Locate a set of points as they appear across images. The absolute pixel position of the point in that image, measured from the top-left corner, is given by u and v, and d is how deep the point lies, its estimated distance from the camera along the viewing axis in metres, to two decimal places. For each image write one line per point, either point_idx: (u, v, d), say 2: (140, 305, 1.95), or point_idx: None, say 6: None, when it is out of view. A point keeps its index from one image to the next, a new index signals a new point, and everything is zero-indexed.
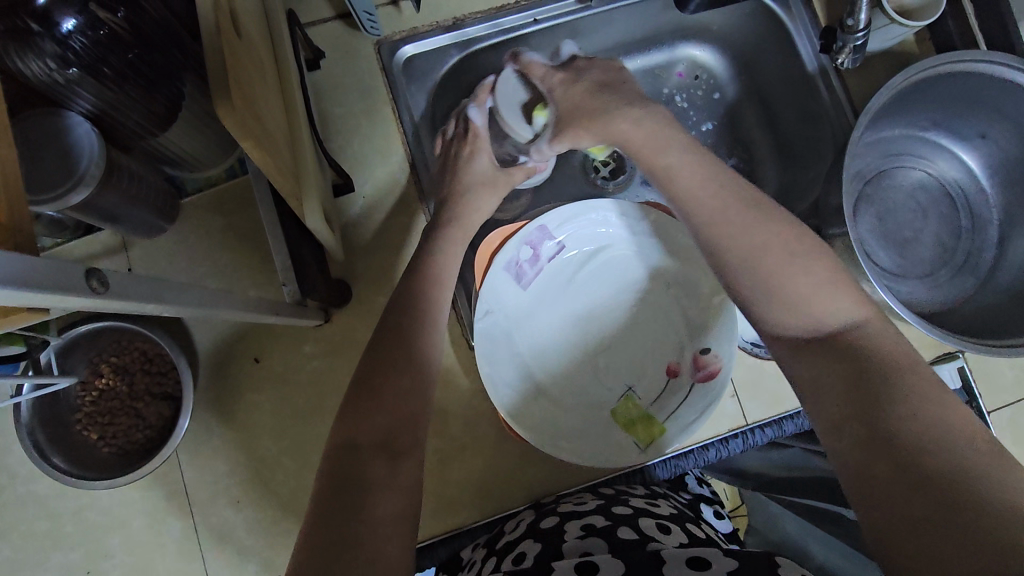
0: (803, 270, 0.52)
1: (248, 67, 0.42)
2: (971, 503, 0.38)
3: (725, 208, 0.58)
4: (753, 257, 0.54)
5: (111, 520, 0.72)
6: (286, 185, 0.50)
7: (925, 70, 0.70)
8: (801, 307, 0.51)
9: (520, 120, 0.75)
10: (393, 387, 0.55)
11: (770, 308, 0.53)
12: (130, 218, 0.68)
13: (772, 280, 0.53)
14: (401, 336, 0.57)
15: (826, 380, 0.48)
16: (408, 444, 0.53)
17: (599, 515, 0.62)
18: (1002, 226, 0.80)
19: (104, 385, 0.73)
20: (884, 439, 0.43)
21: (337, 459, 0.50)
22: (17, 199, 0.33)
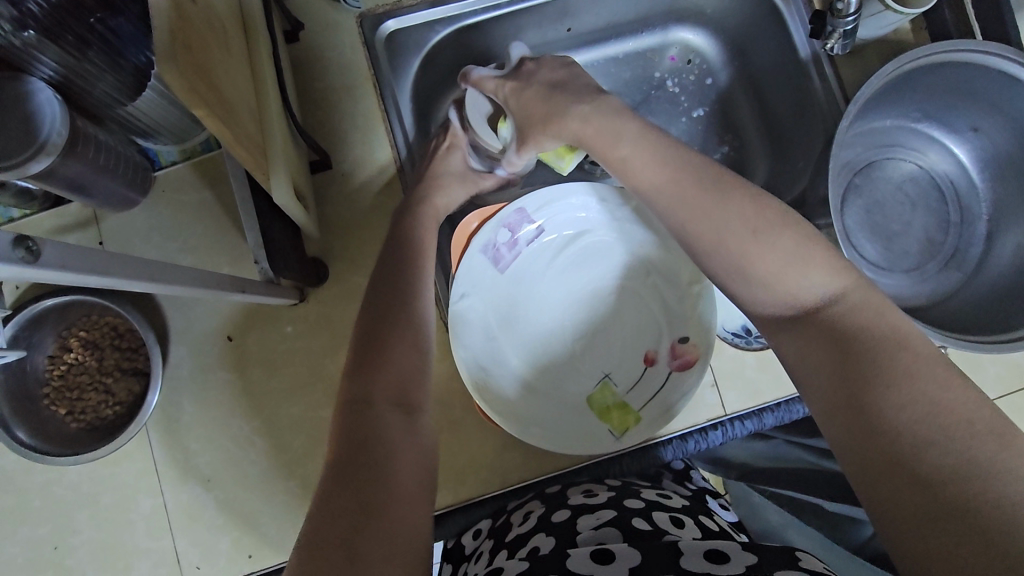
0: (782, 266, 0.50)
1: (205, 33, 0.40)
2: (986, 496, 0.37)
3: (695, 195, 0.55)
4: (730, 242, 0.53)
5: (79, 497, 0.71)
6: (249, 158, 0.48)
7: (917, 59, 0.68)
8: (783, 297, 0.51)
9: (486, 132, 0.75)
10: (395, 347, 0.56)
11: (755, 295, 0.52)
12: (97, 190, 0.66)
13: (749, 268, 0.52)
14: (394, 302, 0.59)
15: (818, 366, 0.47)
16: (416, 404, 0.54)
17: (612, 510, 0.60)
18: (991, 221, 0.79)
19: (73, 359, 0.72)
20: (875, 411, 0.43)
21: (347, 419, 0.50)
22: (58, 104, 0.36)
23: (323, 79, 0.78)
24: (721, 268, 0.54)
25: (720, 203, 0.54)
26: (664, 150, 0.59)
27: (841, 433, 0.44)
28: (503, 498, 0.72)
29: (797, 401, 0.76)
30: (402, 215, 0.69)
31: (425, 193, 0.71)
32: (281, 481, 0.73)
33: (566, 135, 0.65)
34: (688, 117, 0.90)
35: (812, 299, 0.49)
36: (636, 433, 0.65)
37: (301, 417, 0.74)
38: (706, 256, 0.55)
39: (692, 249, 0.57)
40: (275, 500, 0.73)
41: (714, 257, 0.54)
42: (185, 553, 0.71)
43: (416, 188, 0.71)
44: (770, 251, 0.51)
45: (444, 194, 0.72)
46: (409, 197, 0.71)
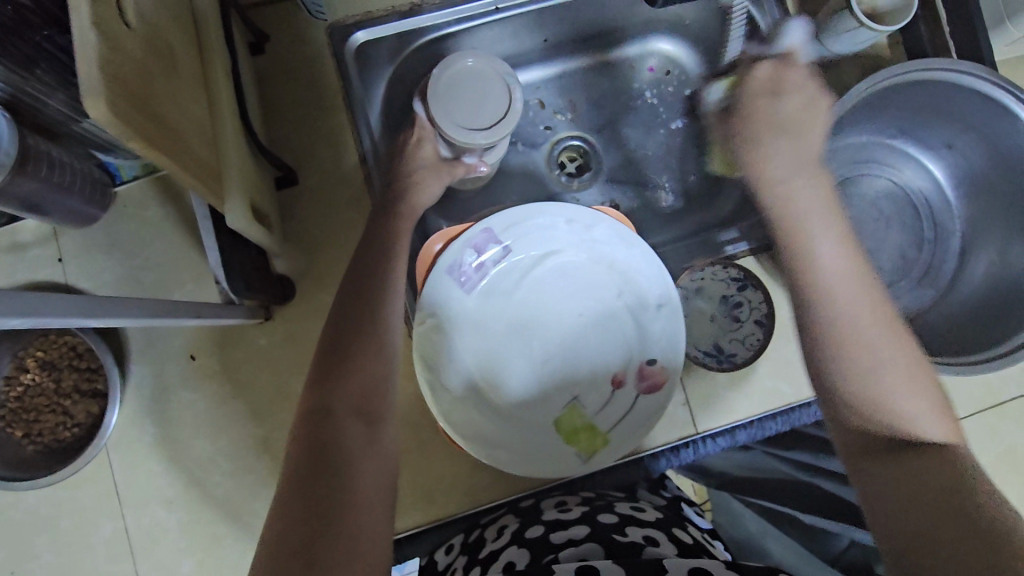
0: (907, 385, 0.47)
1: (147, 63, 0.39)
2: (970, 505, 0.40)
3: (869, 304, 0.51)
4: (874, 357, 0.48)
5: (36, 520, 0.70)
6: (201, 185, 0.47)
7: (889, 79, 0.68)
8: (894, 413, 0.46)
9: (459, 125, 0.67)
10: (357, 356, 0.54)
11: (848, 369, 0.48)
12: (53, 208, 0.64)
13: (871, 350, 0.48)
14: (362, 306, 0.58)
15: (872, 446, 0.46)
16: (379, 413, 0.52)
17: (585, 526, 0.59)
18: (964, 239, 0.78)
19: (31, 380, 0.71)
20: (966, 519, 0.39)
21: (309, 427, 0.50)
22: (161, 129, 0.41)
23: (291, 91, 0.76)
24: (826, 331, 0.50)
25: (889, 327, 0.50)
26: (850, 254, 0.55)
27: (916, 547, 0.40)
28: (476, 516, 0.71)
29: (770, 418, 0.76)
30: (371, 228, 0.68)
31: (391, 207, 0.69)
32: (247, 501, 0.71)
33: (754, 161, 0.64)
34: (666, 129, 0.88)
35: (918, 423, 0.45)
36: (604, 456, 0.65)
37: (267, 438, 0.72)
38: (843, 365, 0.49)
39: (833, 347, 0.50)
40: (240, 520, 0.71)
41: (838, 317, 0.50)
42: None
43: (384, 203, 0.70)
44: (905, 374, 0.47)
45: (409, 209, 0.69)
46: (382, 209, 0.69)
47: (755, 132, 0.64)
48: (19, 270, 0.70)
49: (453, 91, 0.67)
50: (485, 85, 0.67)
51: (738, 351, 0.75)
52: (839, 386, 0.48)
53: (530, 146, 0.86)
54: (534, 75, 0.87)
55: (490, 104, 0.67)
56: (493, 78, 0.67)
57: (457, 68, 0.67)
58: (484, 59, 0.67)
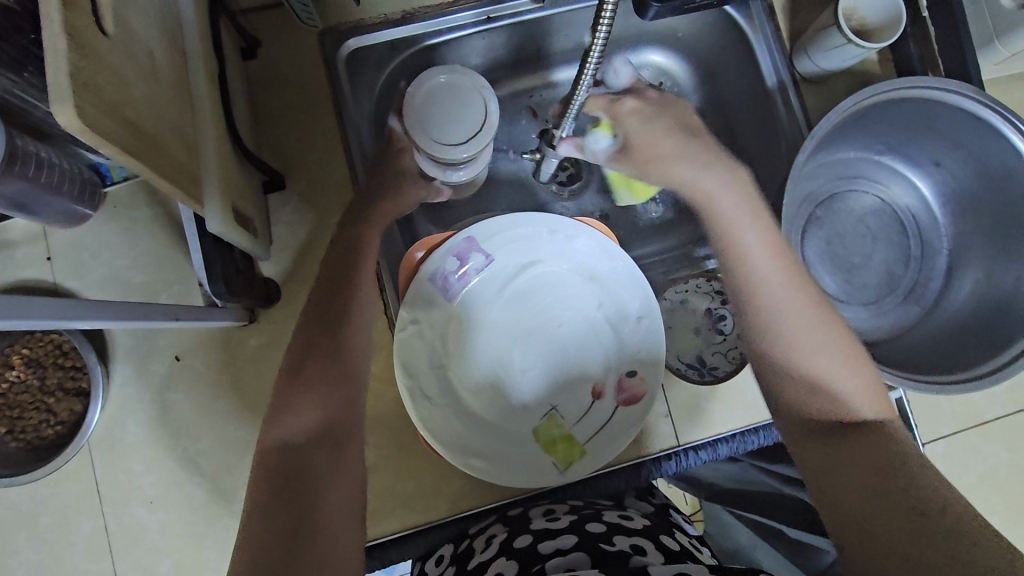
0: (843, 371, 0.58)
1: (123, 69, 0.40)
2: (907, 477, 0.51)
3: (799, 300, 0.61)
4: (811, 351, 0.59)
5: (17, 516, 0.70)
6: (179, 189, 0.48)
7: (876, 96, 0.68)
8: (836, 399, 0.57)
9: (433, 139, 0.67)
10: (321, 387, 0.60)
11: (793, 367, 0.59)
12: (42, 207, 0.65)
13: (810, 348, 0.59)
14: (325, 332, 0.63)
15: (819, 432, 0.56)
16: (340, 437, 0.59)
17: (573, 535, 0.59)
18: (952, 257, 0.78)
19: (16, 377, 0.71)
20: (895, 487, 0.51)
21: (277, 454, 0.56)
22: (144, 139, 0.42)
23: (282, 95, 0.77)
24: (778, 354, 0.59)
25: (819, 317, 0.60)
26: (773, 242, 0.64)
27: (856, 537, 0.50)
28: (457, 522, 0.71)
29: (753, 431, 0.74)
30: (353, 231, 0.69)
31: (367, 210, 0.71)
32: (227, 502, 0.72)
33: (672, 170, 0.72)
34: None
35: (857, 407, 0.56)
36: (581, 467, 0.63)
37: (248, 439, 0.73)
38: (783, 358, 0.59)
39: (771, 343, 0.60)
40: (220, 520, 0.71)
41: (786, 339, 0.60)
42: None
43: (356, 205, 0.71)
44: (840, 360, 0.58)
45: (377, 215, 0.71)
46: (360, 212, 0.70)
47: (667, 145, 0.73)
48: (7, 268, 0.71)
49: (432, 107, 0.67)
50: (460, 99, 0.67)
51: (720, 364, 0.77)
52: (785, 378, 0.59)
53: (521, 154, 0.87)
54: (525, 83, 0.87)
55: (466, 117, 0.67)
56: (468, 93, 0.67)
57: (430, 83, 0.67)
58: (460, 74, 0.68)
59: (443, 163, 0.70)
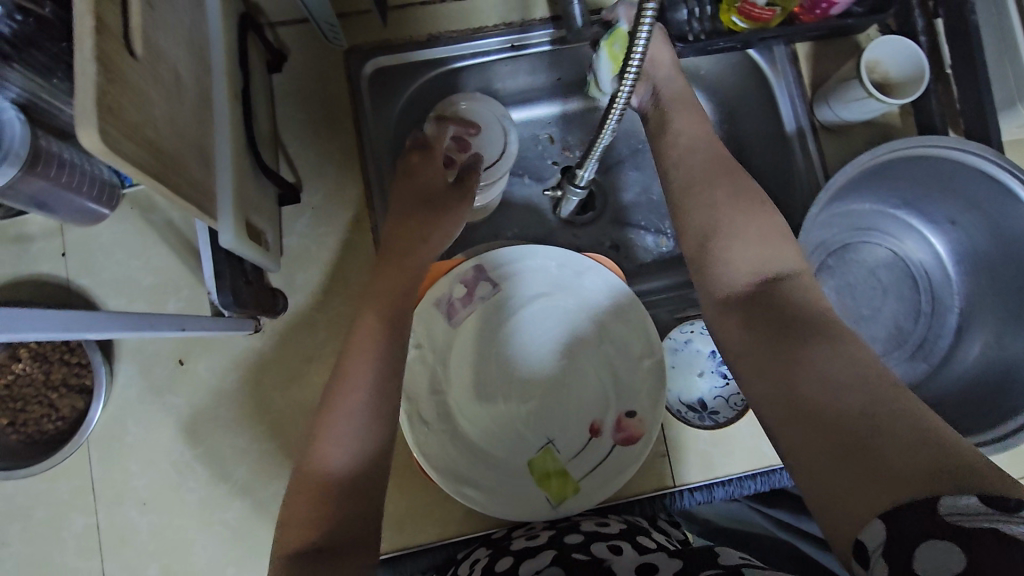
0: (771, 239, 0.59)
1: (149, 89, 0.41)
2: (846, 372, 0.48)
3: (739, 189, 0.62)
4: (736, 217, 0.60)
5: (12, 509, 0.71)
6: (194, 206, 0.48)
7: (894, 152, 0.68)
8: (763, 264, 0.58)
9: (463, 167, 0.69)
10: (339, 495, 0.52)
11: (725, 236, 0.60)
12: (61, 206, 0.66)
13: (734, 218, 0.60)
14: (353, 383, 0.55)
15: (759, 321, 0.55)
16: (355, 548, 0.51)
17: (551, 551, 0.55)
18: (963, 316, 0.78)
19: (21, 370, 0.72)
20: (840, 384, 0.47)
21: (291, 522, 0.51)
22: (164, 160, 0.42)
23: (305, 108, 0.78)
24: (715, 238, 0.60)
25: (752, 197, 0.62)
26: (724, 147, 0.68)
27: (803, 456, 0.46)
28: (445, 547, 0.71)
29: (749, 478, 0.74)
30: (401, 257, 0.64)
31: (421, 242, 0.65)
32: (220, 508, 0.72)
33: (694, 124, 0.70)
34: None
35: (774, 267, 0.57)
36: (573, 504, 0.63)
37: (244, 448, 0.73)
38: (714, 229, 0.61)
39: (702, 216, 0.62)
40: (212, 526, 0.72)
41: (745, 267, 0.58)
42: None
43: (413, 232, 0.64)
44: (766, 229, 0.59)
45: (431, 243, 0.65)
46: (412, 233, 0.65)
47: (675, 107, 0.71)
48: (23, 262, 0.72)
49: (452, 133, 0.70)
50: (482, 125, 0.70)
51: (722, 411, 0.76)
52: (713, 249, 0.60)
53: (536, 180, 0.87)
54: (545, 111, 0.88)
55: (488, 145, 0.70)
56: (488, 120, 0.70)
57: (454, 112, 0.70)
58: (479, 102, 0.70)
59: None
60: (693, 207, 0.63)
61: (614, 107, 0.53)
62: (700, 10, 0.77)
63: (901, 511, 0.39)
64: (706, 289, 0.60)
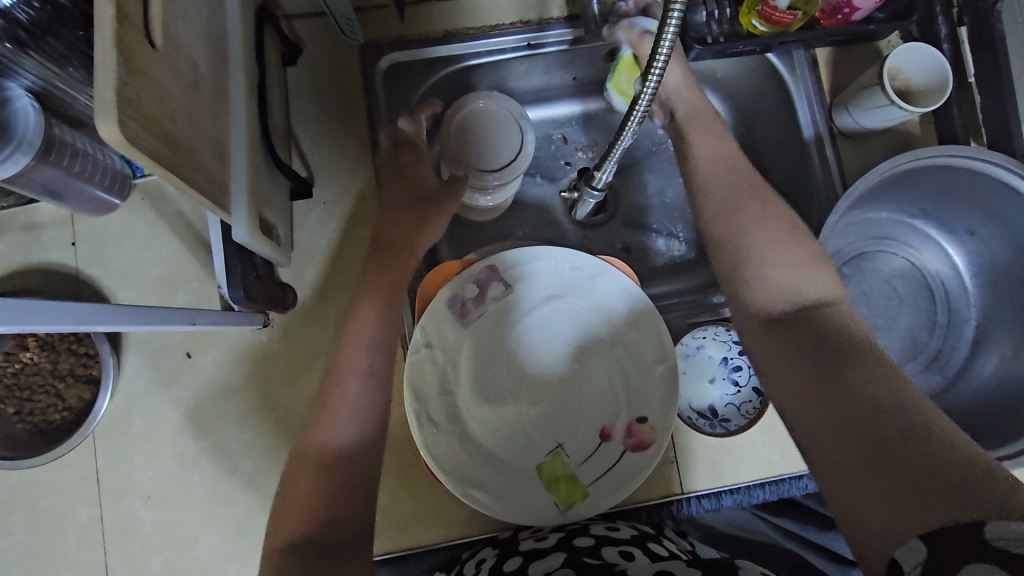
0: (803, 261, 0.57)
1: (168, 82, 0.40)
2: (880, 394, 0.47)
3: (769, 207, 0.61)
4: (767, 234, 0.59)
5: (16, 497, 0.70)
6: (209, 200, 0.48)
7: (915, 161, 0.68)
8: (795, 287, 0.56)
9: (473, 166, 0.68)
10: (338, 471, 0.54)
11: (756, 254, 0.58)
12: (73, 195, 0.66)
13: (765, 235, 0.59)
14: (350, 366, 0.59)
15: (791, 340, 0.54)
16: (352, 539, 0.52)
17: (561, 552, 0.56)
18: (979, 329, 0.77)
19: (28, 359, 0.72)
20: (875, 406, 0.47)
21: (294, 496, 0.53)
22: (180, 152, 0.42)
23: (319, 102, 0.77)
24: (744, 255, 0.59)
25: (782, 216, 0.61)
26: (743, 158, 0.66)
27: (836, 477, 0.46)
28: (449, 548, 0.71)
29: (758, 486, 0.74)
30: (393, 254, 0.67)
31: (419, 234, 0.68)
32: (224, 503, 0.72)
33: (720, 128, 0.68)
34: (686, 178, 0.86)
35: (808, 289, 0.56)
36: (582, 509, 0.62)
37: (249, 443, 0.73)
38: (746, 246, 0.59)
39: (733, 234, 0.60)
40: (215, 521, 0.71)
41: (778, 288, 0.57)
42: (115, 568, 0.70)
43: (410, 226, 0.68)
44: (798, 249, 0.58)
45: (429, 235, 0.69)
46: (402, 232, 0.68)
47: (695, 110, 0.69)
48: (33, 250, 0.72)
49: (468, 131, 0.68)
50: (500, 124, 0.68)
51: (733, 418, 0.74)
52: (744, 268, 0.59)
53: (548, 180, 0.86)
54: (559, 110, 0.87)
55: (501, 145, 0.68)
56: (504, 119, 0.68)
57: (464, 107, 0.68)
58: (496, 100, 0.69)
59: (471, 190, 0.70)
60: (722, 224, 0.61)
61: (637, 109, 0.52)
62: (719, 13, 0.76)
63: (937, 535, 0.39)
64: (738, 307, 0.59)
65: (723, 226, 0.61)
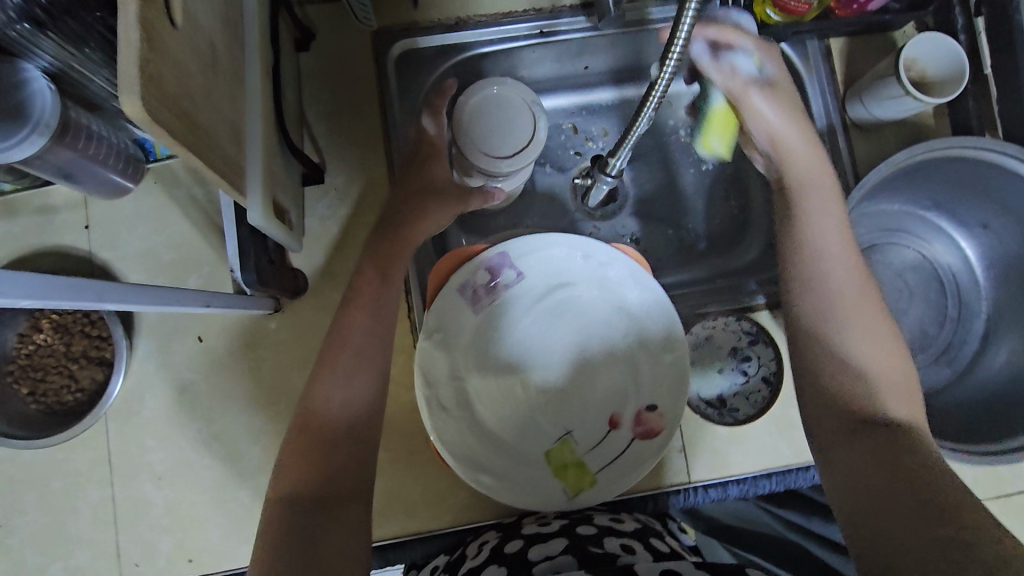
0: (881, 334, 0.57)
1: (187, 61, 0.40)
2: (920, 463, 0.49)
3: (849, 260, 0.60)
4: (849, 288, 0.58)
5: (29, 477, 0.71)
6: (225, 180, 0.48)
7: (929, 152, 0.67)
8: (867, 353, 0.56)
9: (483, 155, 0.67)
10: (338, 436, 0.58)
11: (831, 305, 0.58)
12: (87, 178, 0.66)
13: (840, 290, 0.59)
14: (356, 331, 0.62)
15: (845, 397, 0.55)
16: (344, 496, 0.55)
17: (563, 539, 0.58)
18: (990, 323, 0.76)
19: (42, 341, 0.72)
20: (909, 468, 0.49)
21: (295, 454, 0.56)
22: (199, 132, 0.42)
23: (330, 88, 0.77)
24: (824, 305, 0.58)
25: (861, 274, 0.60)
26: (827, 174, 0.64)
27: (863, 520, 0.48)
28: (455, 534, 0.71)
29: (764, 477, 0.74)
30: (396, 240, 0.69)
31: (420, 219, 0.71)
32: (235, 486, 0.72)
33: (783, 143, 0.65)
34: (697, 169, 0.86)
35: (876, 356, 0.56)
36: (590, 496, 0.63)
37: (260, 427, 0.73)
38: (827, 294, 0.58)
39: (813, 281, 0.59)
40: (226, 503, 0.72)
41: (848, 344, 0.56)
42: (127, 548, 0.71)
43: (412, 214, 0.70)
44: (876, 318, 0.58)
45: (428, 221, 0.71)
46: (407, 222, 0.70)
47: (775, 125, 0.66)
48: (46, 233, 0.72)
49: (480, 118, 0.67)
50: (516, 112, 0.67)
51: (741, 408, 0.76)
52: (817, 324, 0.58)
53: (558, 170, 0.86)
54: (569, 100, 0.86)
55: (514, 133, 0.67)
56: (517, 107, 0.68)
57: (474, 95, 0.68)
58: (510, 87, 0.68)
59: (482, 177, 0.70)
60: (802, 271, 0.60)
61: (654, 92, 0.52)
62: None
63: None
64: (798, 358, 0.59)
65: (805, 272, 0.60)
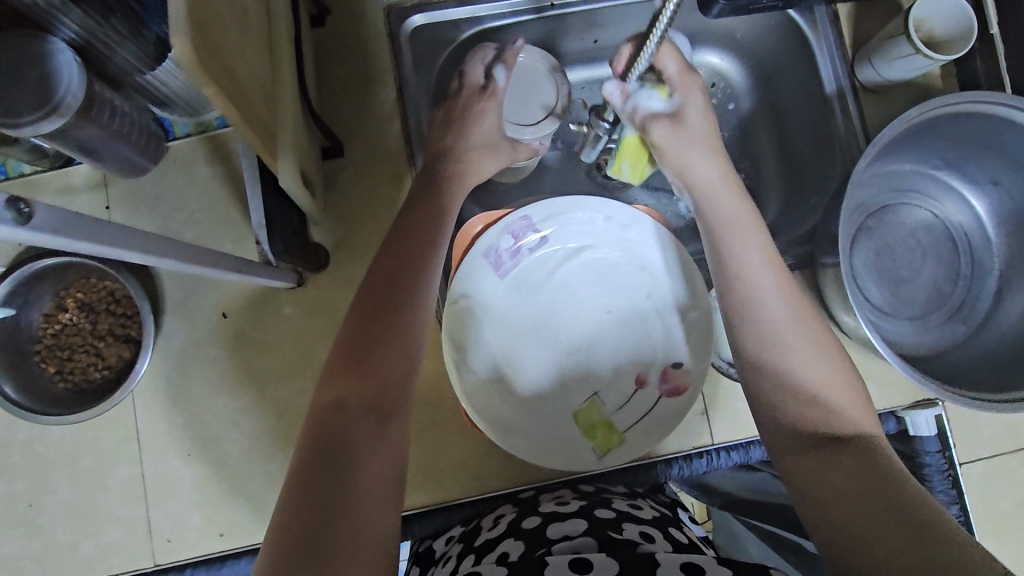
0: (815, 343, 0.54)
1: (226, 13, 0.41)
2: (893, 482, 0.45)
3: (776, 272, 0.58)
4: (772, 294, 0.57)
5: (58, 455, 0.72)
6: (259, 141, 0.48)
7: (942, 107, 0.68)
8: (804, 361, 0.53)
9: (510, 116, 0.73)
10: (370, 396, 0.50)
11: (762, 315, 0.56)
12: (109, 154, 0.66)
13: (769, 298, 0.56)
14: (392, 283, 0.56)
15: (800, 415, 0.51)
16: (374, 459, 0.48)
17: (583, 521, 0.58)
18: (1003, 279, 0.77)
19: (67, 320, 0.73)
20: (880, 488, 0.45)
21: (321, 420, 0.49)
22: (236, 87, 0.42)
23: (345, 65, 0.78)
24: (749, 308, 0.57)
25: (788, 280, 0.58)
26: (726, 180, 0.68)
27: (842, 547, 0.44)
28: (481, 503, 0.72)
29: None
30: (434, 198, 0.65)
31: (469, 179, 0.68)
32: (262, 461, 0.73)
33: (688, 169, 0.69)
34: None
35: (814, 365, 0.53)
36: (618, 455, 0.64)
37: (286, 401, 0.74)
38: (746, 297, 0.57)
39: (729, 286, 0.59)
40: (254, 479, 0.72)
41: (783, 356, 0.54)
42: (157, 525, 0.71)
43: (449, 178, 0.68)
44: (808, 335, 0.54)
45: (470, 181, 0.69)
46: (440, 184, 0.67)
47: (680, 143, 0.70)
48: None
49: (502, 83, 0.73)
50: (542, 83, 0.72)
51: None
52: (747, 334, 0.56)
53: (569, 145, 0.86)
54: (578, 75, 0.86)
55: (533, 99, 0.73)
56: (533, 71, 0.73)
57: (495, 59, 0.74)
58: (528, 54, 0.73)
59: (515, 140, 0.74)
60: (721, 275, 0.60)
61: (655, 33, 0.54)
62: None
63: None
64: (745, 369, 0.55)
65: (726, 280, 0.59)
